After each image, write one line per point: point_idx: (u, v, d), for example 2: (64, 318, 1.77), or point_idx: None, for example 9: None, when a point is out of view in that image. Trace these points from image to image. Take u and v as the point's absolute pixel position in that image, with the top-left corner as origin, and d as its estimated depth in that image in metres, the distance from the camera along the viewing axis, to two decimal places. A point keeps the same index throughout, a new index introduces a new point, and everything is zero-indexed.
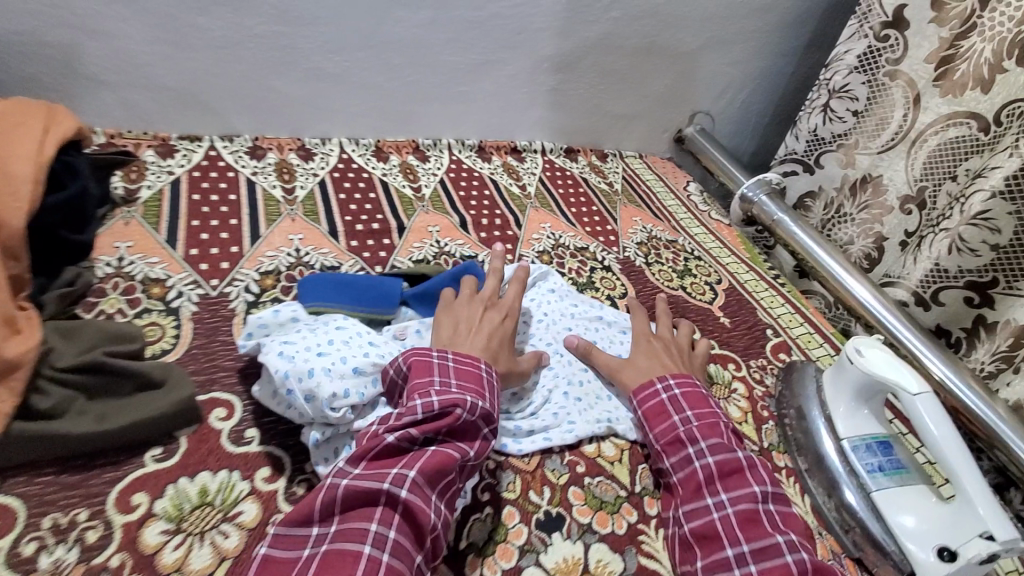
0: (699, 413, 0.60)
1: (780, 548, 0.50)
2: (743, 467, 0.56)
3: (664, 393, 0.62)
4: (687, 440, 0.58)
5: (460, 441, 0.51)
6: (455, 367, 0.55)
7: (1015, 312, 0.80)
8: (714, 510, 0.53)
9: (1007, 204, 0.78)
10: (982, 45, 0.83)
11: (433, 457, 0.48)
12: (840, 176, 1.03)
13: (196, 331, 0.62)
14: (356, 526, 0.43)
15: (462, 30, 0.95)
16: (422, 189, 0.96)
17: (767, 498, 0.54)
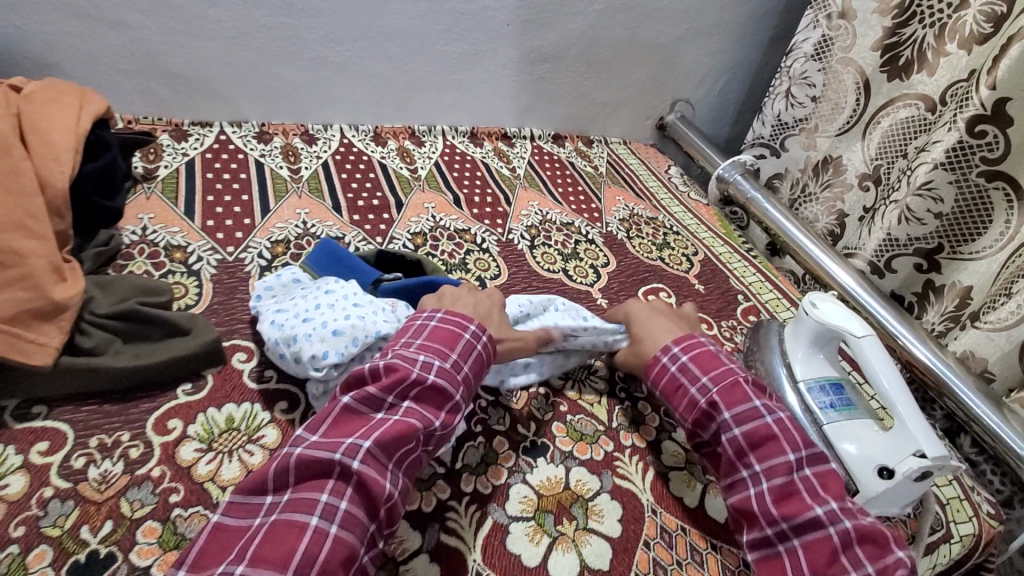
0: (715, 377, 0.62)
1: (820, 521, 0.51)
2: (775, 434, 0.57)
3: (671, 365, 0.65)
4: (710, 411, 0.61)
5: (425, 411, 0.52)
6: (436, 327, 0.58)
7: (959, 274, 0.87)
8: (750, 483, 0.56)
9: (947, 175, 0.85)
10: (924, 31, 0.91)
11: (392, 426, 0.49)
12: (804, 158, 1.12)
13: (216, 289, 0.69)
14: (307, 496, 0.45)
15: (453, 22, 1.02)
16: (418, 170, 1.03)
17: (802, 464, 0.56)
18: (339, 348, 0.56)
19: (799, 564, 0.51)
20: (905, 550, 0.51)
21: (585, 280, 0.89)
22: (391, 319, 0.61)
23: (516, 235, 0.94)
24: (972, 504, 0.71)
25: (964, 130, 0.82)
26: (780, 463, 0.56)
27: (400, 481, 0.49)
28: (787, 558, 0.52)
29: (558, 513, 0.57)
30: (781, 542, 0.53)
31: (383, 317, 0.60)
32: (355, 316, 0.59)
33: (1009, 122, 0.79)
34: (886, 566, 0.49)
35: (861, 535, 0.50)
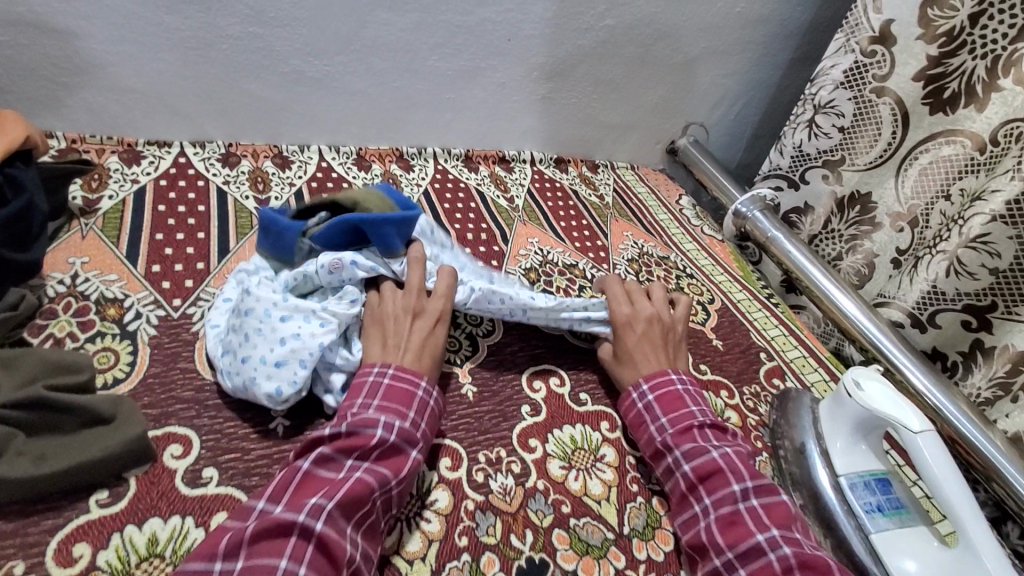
0: (673, 418, 0.61)
1: (761, 548, 0.49)
2: (720, 466, 0.55)
3: (640, 403, 0.63)
4: (664, 450, 0.59)
5: (382, 467, 0.48)
6: (389, 385, 0.54)
7: (1014, 337, 0.77)
8: (702, 517, 0.54)
9: (1007, 228, 0.75)
10: (974, 62, 0.81)
11: (352, 485, 0.45)
12: (827, 192, 1.02)
13: (153, 357, 0.58)
14: (264, 562, 0.40)
15: (448, 35, 0.90)
16: (405, 200, 0.92)
17: (748, 495, 0.53)
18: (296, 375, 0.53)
19: None
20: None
21: None
22: (326, 322, 0.57)
23: (512, 280, 0.83)
24: None
25: None
26: (727, 497, 0.54)
27: (359, 541, 0.45)
28: None
29: None
30: (728, 573, 0.49)
31: (317, 325, 0.57)
32: (289, 336, 0.55)
33: None
34: None
35: (803, 563, 0.48)
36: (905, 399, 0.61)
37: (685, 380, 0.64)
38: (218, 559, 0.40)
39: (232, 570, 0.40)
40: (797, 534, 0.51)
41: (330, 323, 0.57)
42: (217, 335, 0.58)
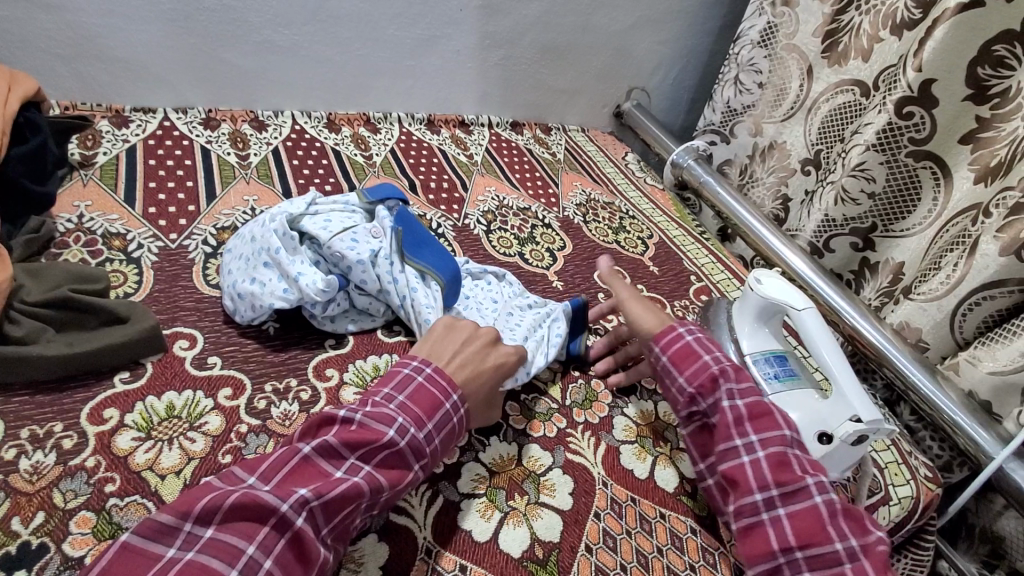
0: (725, 353, 0.62)
1: (810, 491, 0.52)
2: (771, 410, 0.57)
3: (687, 336, 0.64)
4: (718, 377, 0.60)
5: (382, 476, 0.47)
6: (419, 387, 0.53)
7: (892, 251, 0.91)
8: (743, 452, 0.55)
9: (879, 155, 0.88)
10: (860, 18, 0.94)
11: (344, 488, 0.44)
12: (751, 144, 1.14)
13: (157, 277, 0.67)
14: (231, 541, 0.40)
15: (405, 6, 1.00)
16: (373, 157, 1.02)
17: (794, 441, 0.56)
18: (240, 307, 0.63)
19: (784, 536, 0.51)
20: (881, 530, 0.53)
21: (540, 264, 0.89)
22: (289, 291, 0.62)
23: (472, 220, 0.94)
24: (910, 468, 0.75)
25: (893, 111, 0.85)
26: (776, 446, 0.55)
27: (331, 544, 0.45)
28: (772, 528, 0.52)
29: (510, 489, 0.57)
30: (768, 511, 0.52)
31: (281, 288, 0.62)
32: (259, 281, 0.63)
33: (933, 103, 0.82)
34: (868, 543, 0.50)
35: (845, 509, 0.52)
36: (795, 289, 0.73)
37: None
38: (190, 520, 0.40)
39: (201, 536, 0.40)
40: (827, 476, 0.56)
41: (292, 295, 0.62)
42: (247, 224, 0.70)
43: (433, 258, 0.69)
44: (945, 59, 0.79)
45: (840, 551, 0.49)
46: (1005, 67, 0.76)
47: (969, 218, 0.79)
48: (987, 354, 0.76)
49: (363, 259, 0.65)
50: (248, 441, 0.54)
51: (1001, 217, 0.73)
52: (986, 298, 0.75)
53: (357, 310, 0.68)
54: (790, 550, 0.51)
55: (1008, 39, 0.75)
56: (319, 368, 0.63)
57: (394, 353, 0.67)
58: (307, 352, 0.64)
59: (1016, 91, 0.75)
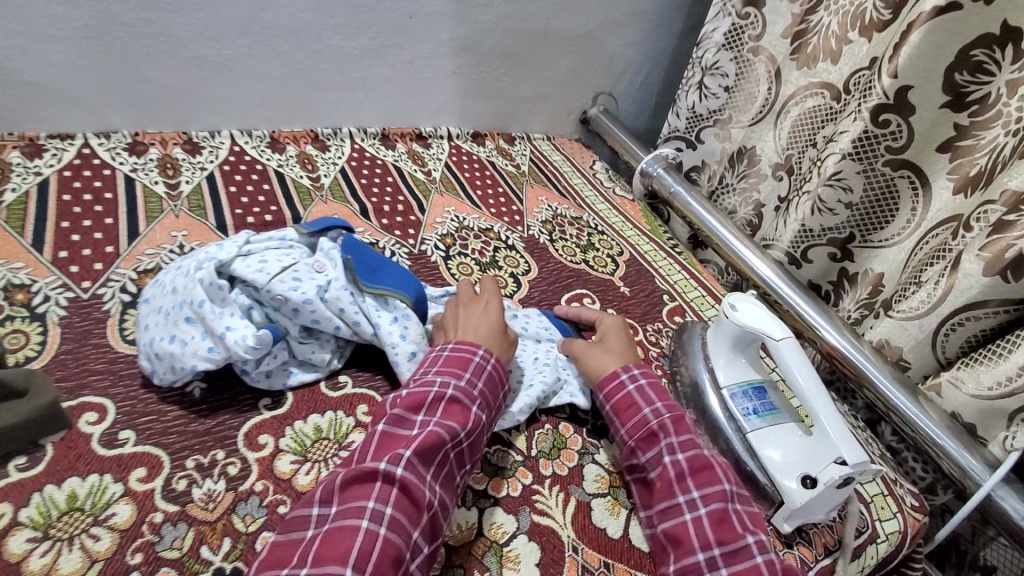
0: (668, 404, 0.61)
1: (751, 550, 0.51)
2: (712, 465, 0.56)
3: (630, 384, 0.63)
4: (658, 432, 0.59)
5: (449, 422, 0.52)
6: (449, 353, 0.58)
7: (871, 263, 0.87)
8: (686, 509, 0.54)
9: (855, 165, 0.83)
10: (829, 19, 0.89)
11: (422, 439, 0.49)
12: (719, 149, 1.10)
13: (65, 336, 0.59)
14: (354, 504, 0.45)
15: (349, 14, 0.93)
16: (321, 179, 0.94)
17: (735, 496, 0.55)
18: (160, 370, 0.55)
19: None
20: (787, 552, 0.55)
21: (503, 291, 0.83)
22: (215, 349, 0.54)
23: (429, 246, 0.88)
24: (896, 499, 0.71)
25: (869, 119, 0.80)
26: (719, 504, 0.54)
27: (437, 489, 0.49)
28: None
29: (468, 565, 0.52)
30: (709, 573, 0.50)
31: (205, 347, 0.54)
32: (180, 339, 0.55)
33: (909, 110, 0.77)
34: None
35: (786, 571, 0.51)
36: (772, 316, 0.68)
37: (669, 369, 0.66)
38: (316, 503, 0.46)
39: (328, 514, 0.45)
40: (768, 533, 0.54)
41: (218, 353, 0.55)
42: (176, 264, 0.61)
43: (392, 281, 0.64)
44: (922, 63, 0.74)
45: None
46: (983, 72, 0.71)
47: (949, 231, 0.75)
48: (971, 375, 0.71)
49: (310, 299, 0.58)
50: (164, 534, 0.47)
51: (983, 233, 0.68)
52: (971, 317, 0.71)
53: (299, 360, 0.62)
54: None
55: (985, 43, 0.70)
56: (250, 435, 0.56)
57: (338, 410, 0.60)
58: (237, 417, 0.57)
59: (996, 98, 0.71)
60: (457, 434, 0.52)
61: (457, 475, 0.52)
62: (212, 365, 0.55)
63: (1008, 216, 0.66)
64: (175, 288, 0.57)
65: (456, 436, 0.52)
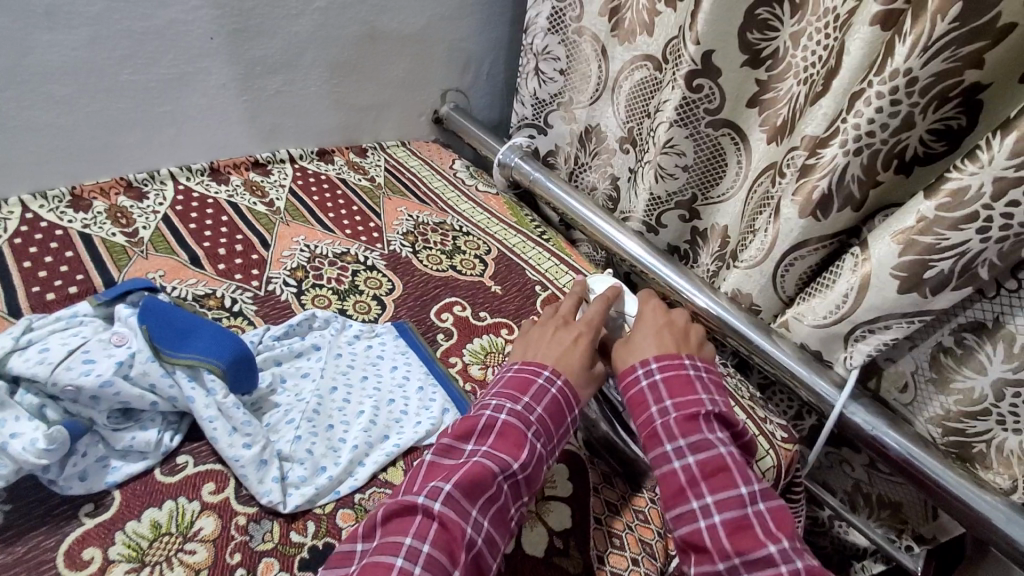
0: (679, 402, 0.58)
1: (773, 558, 0.48)
2: (751, 524, 0.51)
3: (644, 380, 0.60)
4: (665, 436, 0.56)
5: (504, 453, 0.53)
6: (513, 375, 0.60)
7: (715, 217, 0.92)
8: (700, 515, 0.52)
9: (683, 130, 0.87)
10: None
11: (470, 468, 0.50)
12: (568, 132, 1.12)
13: None
14: (393, 538, 0.46)
15: (134, 44, 0.82)
16: (138, 232, 0.83)
17: (756, 498, 0.53)
18: None
19: None
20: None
21: (366, 318, 0.79)
22: (1, 464, 0.48)
23: (277, 284, 0.81)
24: (768, 437, 0.76)
25: (684, 86, 0.83)
26: (766, 568, 0.48)
27: (483, 526, 0.49)
28: None
29: None
30: None
31: None
32: None
33: (717, 73, 0.81)
34: None
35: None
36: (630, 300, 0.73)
37: (698, 368, 0.61)
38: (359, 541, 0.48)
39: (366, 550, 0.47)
40: (800, 545, 0.51)
41: (6, 467, 0.48)
42: None
43: (202, 346, 0.57)
44: (718, 27, 0.77)
45: None
46: (769, 29, 0.76)
47: (770, 178, 0.80)
48: (808, 308, 0.77)
49: (108, 380, 0.52)
50: None
51: (794, 178, 0.74)
52: (799, 257, 0.76)
53: (121, 451, 0.54)
54: None
55: (767, 2, 0.75)
56: (72, 553, 0.49)
57: (178, 497, 0.53)
58: (51, 536, 0.49)
59: (784, 52, 0.76)
60: (508, 466, 0.52)
61: (509, 509, 0.52)
62: (2, 483, 0.48)
63: (810, 160, 0.71)
64: None
65: (508, 469, 0.52)
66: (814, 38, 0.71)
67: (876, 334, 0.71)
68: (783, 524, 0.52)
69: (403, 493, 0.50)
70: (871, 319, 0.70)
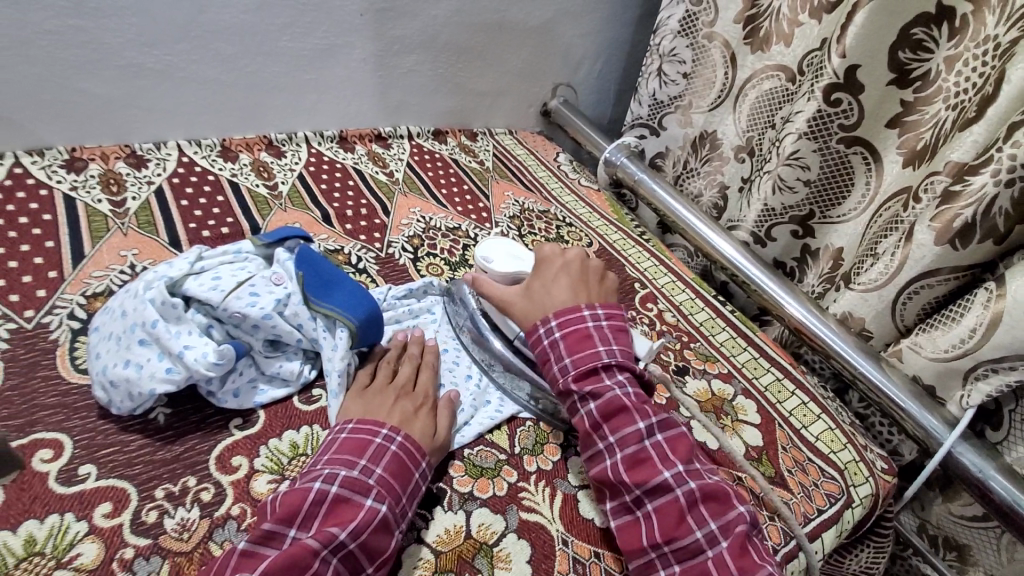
0: (579, 357, 0.59)
1: (669, 485, 0.52)
2: (649, 456, 0.54)
3: (546, 339, 0.61)
4: (567, 391, 0.59)
5: (331, 524, 0.46)
6: (347, 438, 0.52)
7: (830, 238, 0.90)
8: (606, 456, 0.55)
9: (812, 143, 0.85)
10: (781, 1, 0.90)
11: (288, 549, 0.43)
12: (682, 136, 1.11)
13: (8, 370, 0.55)
14: None
15: (296, 14, 0.89)
16: (278, 187, 0.91)
17: (654, 430, 0.56)
18: (115, 398, 0.53)
19: (653, 532, 0.52)
20: (746, 507, 0.54)
21: None
22: (174, 369, 0.52)
23: (396, 249, 0.86)
24: (868, 464, 0.73)
25: (821, 98, 0.82)
26: (665, 495, 0.52)
27: None
28: (643, 523, 0.53)
29: (459, 570, 0.51)
30: (638, 509, 0.53)
31: (163, 368, 0.52)
32: (134, 364, 0.52)
33: (860, 89, 0.79)
34: (727, 523, 0.51)
35: (704, 495, 0.52)
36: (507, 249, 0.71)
37: (598, 317, 0.61)
38: None
39: None
40: (698, 466, 0.55)
41: (178, 373, 0.53)
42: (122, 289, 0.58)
43: (342, 300, 0.61)
44: (866, 43, 0.76)
45: (701, 539, 0.51)
46: (924, 50, 0.74)
47: (900, 203, 0.77)
48: (928, 340, 0.74)
49: (269, 313, 0.57)
50: (135, 571, 0.45)
51: (933, 203, 0.71)
52: (924, 287, 0.74)
53: (268, 377, 0.60)
54: (658, 546, 0.51)
55: (925, 22, 0.73)
56: (223, 458, 0.53)
57: (314, 424, 0.58)
58: (206, 440, 0.54)
59: (936, 75, 0.73)
60: (333, 538, 0.45)
61: None
62: (172, 387, 0.52)
63: (954, 186, 0.68)
64: (124, 312, 0.55)
65: (334, 541, 0.45)
66: (970, 63, 0.68)
67: (1000, 375, 0.68)
68: (679, 450, 0.55)
69: None
70: (997, 357, 0.67)
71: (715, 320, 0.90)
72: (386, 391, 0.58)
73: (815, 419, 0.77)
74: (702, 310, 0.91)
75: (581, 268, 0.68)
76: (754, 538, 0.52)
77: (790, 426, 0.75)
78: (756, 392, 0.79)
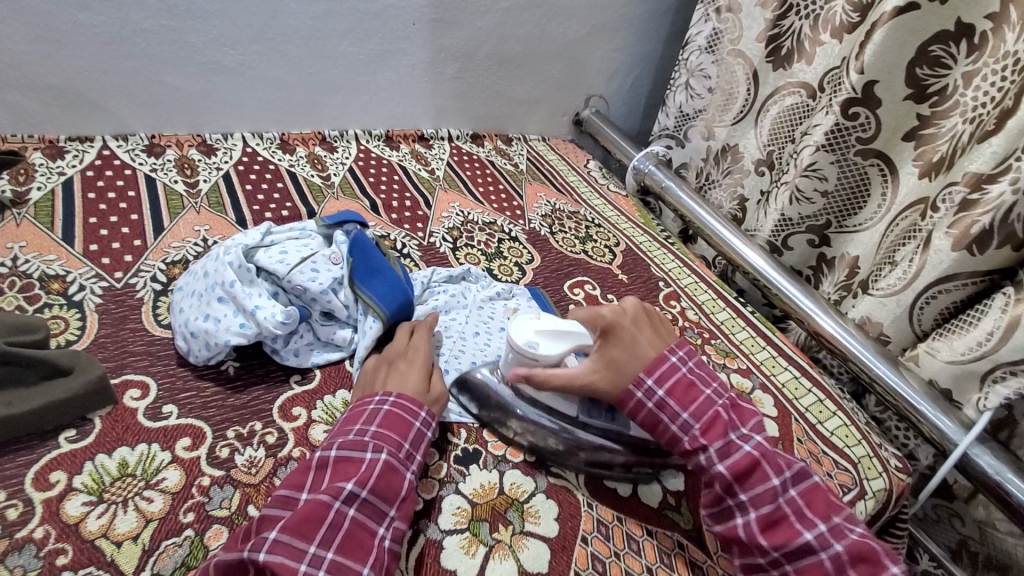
0: (665, 373, 0.58)
1: (774, 489, 0.53)
2: (756, 463, 0.54)
3: (644, 393, 0.57)
4: (692, 448, 0.56)
5: (335, 480, 0.47)
6: (347, 412, 0.54)
7: (847, 247, 0.93)
8: (710, 468, 0.55)
9: (829, 156, 0.90)
10: (801, 23, 0.95)
11: (300, 507, 0.44)
12: (704, 147, 1.16)
13: (102, 321, 0.63)
14: None
15: (357, 21, 0.98)
16: (331, 178, 0.99)
17: (750, 438, 0.56)
18: (194, 346, 0.59)
19: (760, 537, 0.52)
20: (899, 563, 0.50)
21: (509, 279, 0.89)
22: (247, 325, 0.59)
23: (437, 238, 0.92)
24: (881, 461, 0.76)
25: (840, 113, 0.87)
26: (771, 500, 0.53)
27: (329, 557, 0.43)
28: (745, 529, 0.53)
29: (493, 520, 0.56)
30: (742, 516, 0.53)
31: (237, 322, 0.59)
32: (213, 317, 0.59)
33: (877, 104, 0.84)
34: (833, 522, 0.52)
35: (806, 496, 0.53)
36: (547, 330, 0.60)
37: (686, 360, 0.60)
38: None
39: None
40: (795, 465, 0.55)
41: (250, 329, 0.59)
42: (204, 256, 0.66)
43: (380, 291, 0.66)
44: (887, 59, 0.81)
45: (811, 540, 0.51)
46: (941, 67, 0.78)
47: (917, 213, 0.81)
48: (944, 344, 0.77)
49: (326, 289, 0.63)
50: (211, 495, 0.51)
51: (950, 212, 0.75)
52: (943, 291, 0.77)
53: (323, 342, 0.66)
54: (770, 552, 0.52)
55: (943, 40, 0.77)
56: (285, 408, 0.59)
57: None
58: (271, 391, 0.61)
59: (954, 89, 0.77)
60: (342, 489, 0.46)
61: (371, 531, 0.46)
62: (244, 340, 0.59)
63: (972, 196, 0.72)
64: (205, 273, 0.62)
65: (343, 494, 0.46)
66: (989, 79, 0.72)
67: (1017, 378, 0.70)
68: (773, 452, 0.56)
69: (233, 549, 0.44)
70: (1016, 360, 0.70)
71: (736, 320, 0.94)
72: (385, 362, 0.60)
73: (831, 415, 0.80)
74: (724, 310, 0.95)
75: (648, 320, 0.63)
76: (863, 532, 0.52)
77: (806, 421, 0.78)
78: (774, 389, 0.82)
